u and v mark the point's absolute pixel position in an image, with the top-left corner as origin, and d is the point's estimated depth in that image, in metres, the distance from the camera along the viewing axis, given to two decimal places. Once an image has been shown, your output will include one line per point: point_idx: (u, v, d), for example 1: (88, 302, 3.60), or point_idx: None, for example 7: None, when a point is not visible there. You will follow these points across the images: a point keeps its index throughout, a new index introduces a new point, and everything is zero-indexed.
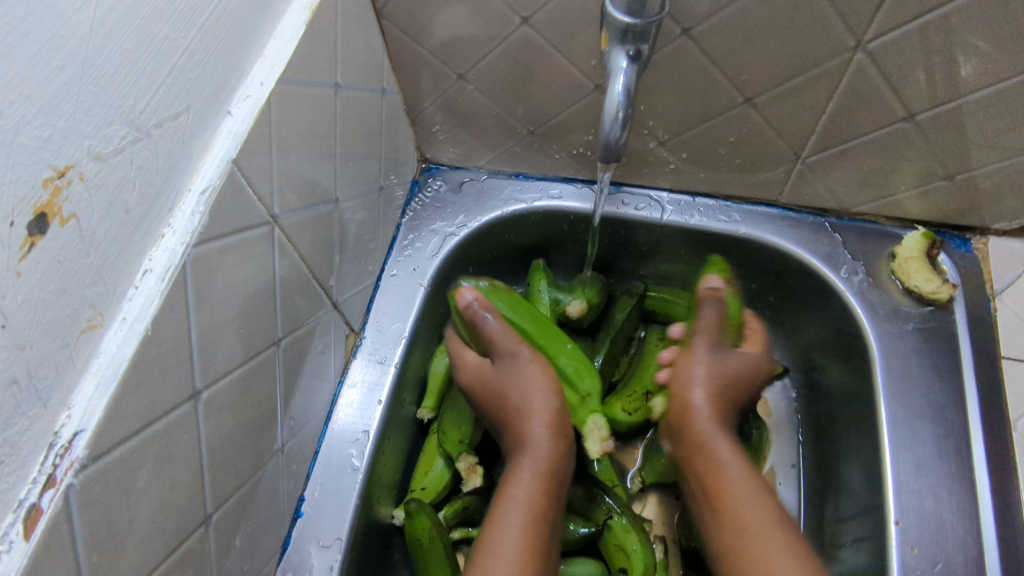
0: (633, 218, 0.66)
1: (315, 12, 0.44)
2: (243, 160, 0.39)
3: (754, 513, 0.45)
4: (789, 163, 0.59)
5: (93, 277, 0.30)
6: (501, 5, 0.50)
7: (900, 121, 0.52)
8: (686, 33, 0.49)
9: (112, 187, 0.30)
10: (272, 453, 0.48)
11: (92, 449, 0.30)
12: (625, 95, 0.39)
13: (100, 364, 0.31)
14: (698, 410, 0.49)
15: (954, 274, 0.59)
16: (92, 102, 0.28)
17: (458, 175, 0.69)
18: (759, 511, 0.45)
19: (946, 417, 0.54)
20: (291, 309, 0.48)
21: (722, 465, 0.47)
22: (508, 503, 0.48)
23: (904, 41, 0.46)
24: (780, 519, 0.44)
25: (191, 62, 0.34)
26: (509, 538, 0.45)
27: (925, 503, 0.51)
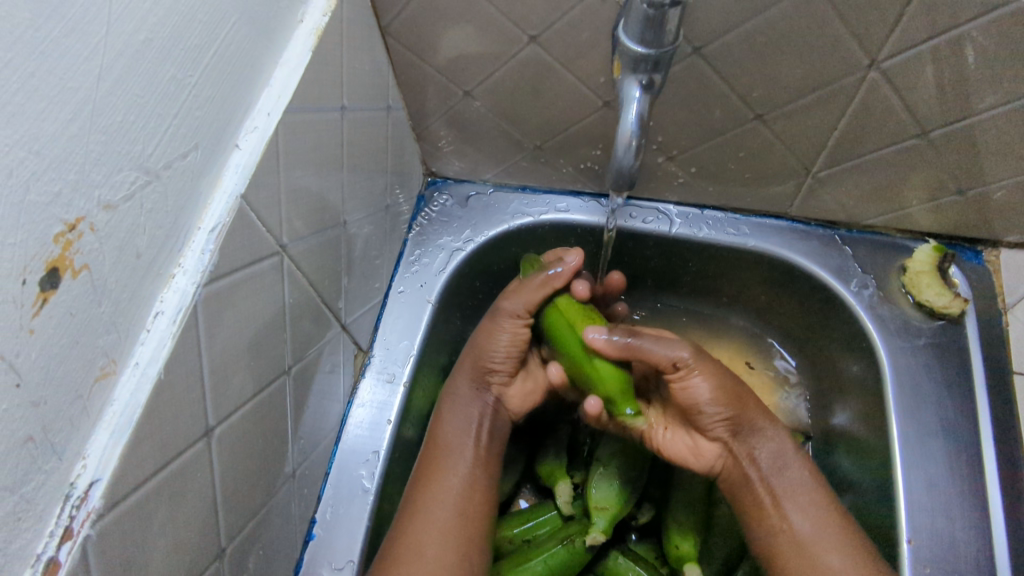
0: (642, 232, 0.65)
1: (321, 36, 0.44)
2: (252, 194, 0.38)
3: (815, 532, 0.48)
4: (799, 178, 0.59)
5: (105, 325, 0.30)
6: (508, 24, 0.49)
7: (912, 138, 0.51)
8: (697, 51, 0.48)
9: (122, 234, 0.30)
10: (284, 477, 0.48)
11: (108, 498, 0.30)
12: (638, 122, 0.39)
13: (114, 412, 0.31)
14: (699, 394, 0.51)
15: (966, 287, 0.59)
16: (102, 151, 0.28)
17: (463, 189, 0.69)
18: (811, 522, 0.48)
19: (958, 433, 0.54)
20: (300, 335, 0.48)
21: (794, 480, 0.50)
22: (448, 457, 0.54)
23: (918, 61, 0.45)
24: (845, 540, 0.47)
25: (198, 100, 0.34)
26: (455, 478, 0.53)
27: (937, 521, 0.51)
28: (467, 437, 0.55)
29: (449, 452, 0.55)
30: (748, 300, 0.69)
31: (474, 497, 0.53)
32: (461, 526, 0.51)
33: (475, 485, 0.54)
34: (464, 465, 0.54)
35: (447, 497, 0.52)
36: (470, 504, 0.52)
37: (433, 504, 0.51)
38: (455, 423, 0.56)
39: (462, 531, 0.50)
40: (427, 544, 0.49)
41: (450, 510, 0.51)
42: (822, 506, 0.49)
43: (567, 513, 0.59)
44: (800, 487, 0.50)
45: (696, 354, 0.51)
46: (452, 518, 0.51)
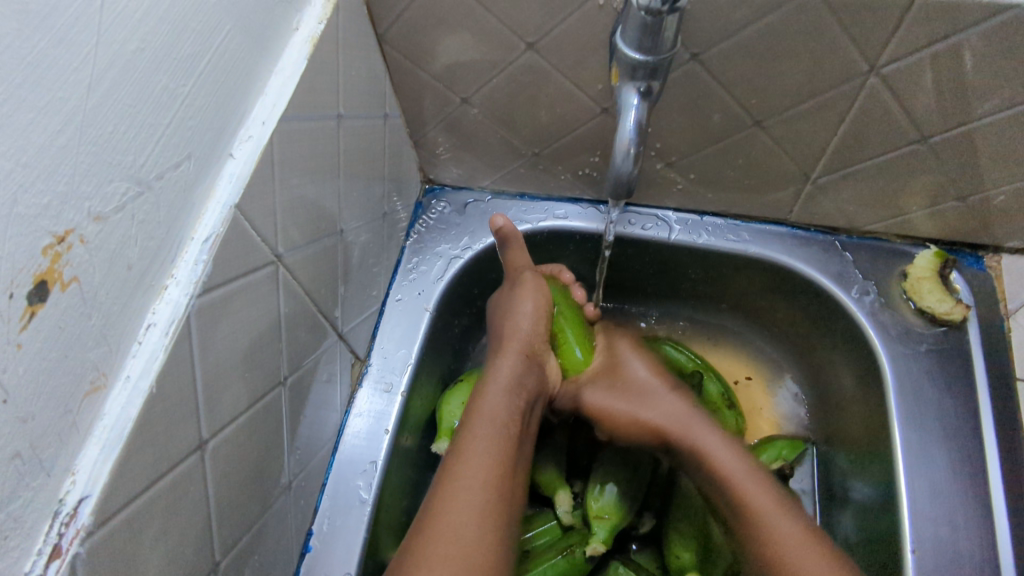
0: (641, 238, 0.65)
1: (317, 44, 0.43)
2: (246, 204, 0.38)
3: (764, 500, 0.51)
4: (799, 184, 0.58)
5: (96, 338, 0.29)
6: (505, 31, 0.49)
7: (913, 144, 0.51)
8: (695, 58, 0.48)
9: (113, 246, 0.29)
10: (280, 489, 0.48)
11: (98, 514, 0.29)
12: (637, 129, 0.38)
13: (104, 427, 0.30)
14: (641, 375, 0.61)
15: (967, 293, 0.58)
16: (92, 162, 0.27)
17: (461, 196, 0.68)
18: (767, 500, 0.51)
19: (961, 440, 0.53)
20: (297, 345, 0.47)
21: (726, 459, 0.54)
22: (480, 420, 0.52)
23: (917, 67, 0.45)
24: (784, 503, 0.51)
25: (192, 109, 0.33)
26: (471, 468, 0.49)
27: (941, 531, 0.50)
28: (508, 395, 0.54)
29: (475, 429, 0.52)
30: (748, 307, 0.69)
31: (511, 421, 0.53)
32: (497, 482, 0.49)
33: (502, 428, 0.52)
34: (493, 433, 0.52)
35: (477, 456, 0.50)
36: (506, 432, 0.52)
37: (476, 442, 0.51)
38: (494, 398, 0.54)
39: (499, 467, 0.50)
40: (465, 487, 0.48)
41: (484, 448, 0.50)
42: (756, 478, 0.53)
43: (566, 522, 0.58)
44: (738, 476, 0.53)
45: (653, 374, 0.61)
46: (489, 477, 0.49)
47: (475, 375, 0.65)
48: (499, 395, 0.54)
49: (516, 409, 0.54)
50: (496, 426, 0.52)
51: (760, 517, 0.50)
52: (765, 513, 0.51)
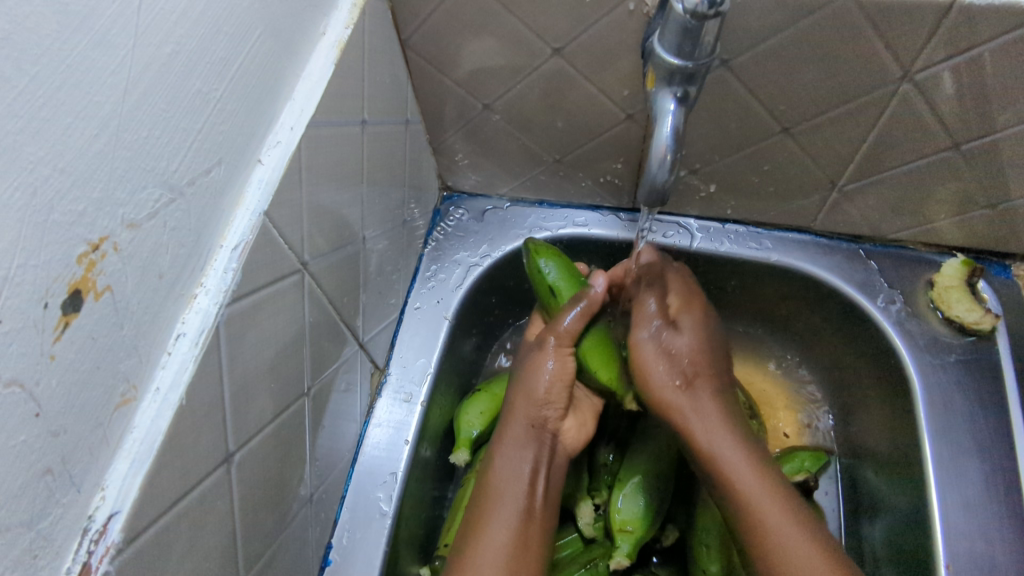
0: (662, 246, 0.65)
1: (343, 49, 0.43)
2: (274, 211, 0.37)
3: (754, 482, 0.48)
4: (824, 191, 0.57)
5: (127, 349, 0.28)
6: (531, 36, 0.48)
7: (944, 151, 0.50)
8: (724, 64, 0.47)
9: (145, 254, 0.29)
10: (302, 501, 0.47)
11: (127, 532, 0.28)
12: (673, 136, 0.37)
13: (134, 441, 0.29)
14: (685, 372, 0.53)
15: (995, 303, 0.58)
16: (127, 167, 0.27)
17: (479, 203, 0.67)
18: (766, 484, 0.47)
19: (992, 452, 0.52)
20: (319, 356, 0.46)
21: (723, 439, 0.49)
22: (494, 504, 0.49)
23: (951, 74, 0.44)
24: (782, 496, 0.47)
25: (222, 114, 0.33)
26: (498, 535, 0.48)
27: (975, 545, 0.49)
28: (518, 524, 0.48)
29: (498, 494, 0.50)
30: (769, 315, 0.68)
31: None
32: None
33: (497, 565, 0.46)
34: (506, 518, 0.49)
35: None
36: (513, 558, 0.47)
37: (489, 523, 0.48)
38: (490, 533, 0.48)
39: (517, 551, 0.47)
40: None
41: None
42: (778, 503, 0.47)
43: (588, 534, 0.59)
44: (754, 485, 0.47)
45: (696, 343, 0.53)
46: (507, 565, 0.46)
47: (493, 383, 0.64)
48: (501, 522, 0.48)
49: (540, 535, 0.49)
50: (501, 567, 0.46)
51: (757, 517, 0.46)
52: (757, 517, 0.46)
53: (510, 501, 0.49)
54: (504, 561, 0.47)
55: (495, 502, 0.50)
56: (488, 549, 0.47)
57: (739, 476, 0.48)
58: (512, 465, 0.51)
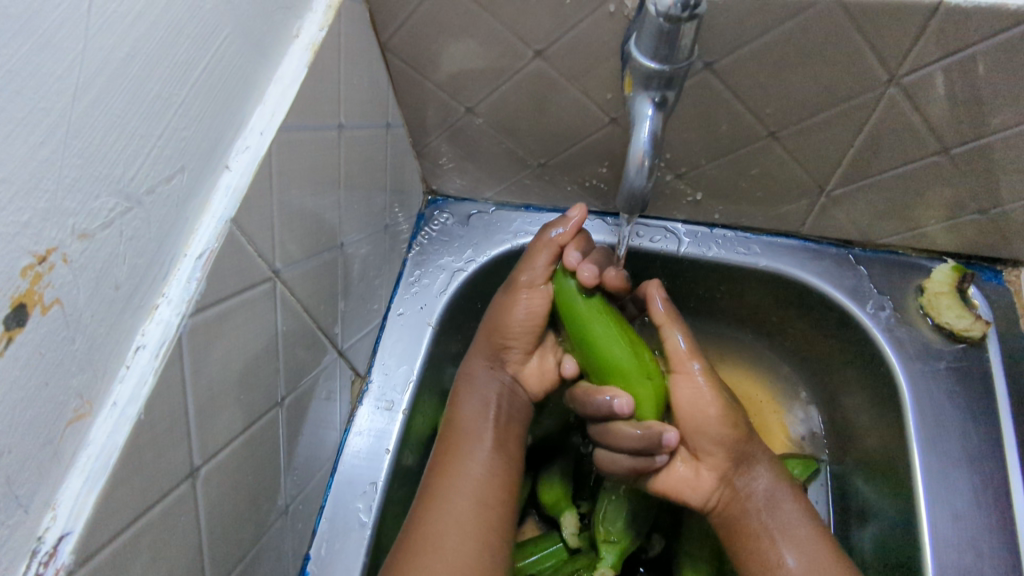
0: (649, 251, 0.64)
1: (317, 52, 0.42)
2: (242, 219, 0.36)
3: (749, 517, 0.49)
4: (812, 196, 0.57)
5: (79, 364, 0.27)
6: (512, 38, 0.47)
7: (932, 155, 0.49)
8: (709, 67, 0.46)
9: (99, 265, 0.28)
10: (277, 513, 0.46)
11: (80, 552, 0.27)
12: (651, 141, 0.37)
13: (88, 458, 0.28)
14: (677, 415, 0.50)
15: (987, 309, 0.57)
16: (77, 176, 0.26)
17: (465, 207, 0.66)
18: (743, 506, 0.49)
19: (982, 462, 0.51)
20: (294, 364, 0.45)
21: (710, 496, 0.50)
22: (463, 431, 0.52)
23: (939, 77, 0.43)
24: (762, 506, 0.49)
25: (184, 120, 0.32)
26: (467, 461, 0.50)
27: (965, 557, 0.48)
28: (486, 451, 0.51)
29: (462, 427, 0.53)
30: (758, 321, 0.67)
31: (494, 505, 0.49)
32: (484, 516, 0.48)
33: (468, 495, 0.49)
34: (477, 442, 0.52)
35: (449, 534, 0.46)
36: (479, 485, 0.49)
37: (458, 452, 0.51)
38: (457, 463, 0.50)
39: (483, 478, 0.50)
40: (440, 517, 0.47)
41: (466, 498, 0.48)
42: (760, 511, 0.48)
43: (574, 544, 0.57)
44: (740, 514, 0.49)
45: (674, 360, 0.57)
46: (473, 487, 0.49)
47: None
48: (473, 451, 0.51)
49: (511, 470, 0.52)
50: (465, 488, 0.49)
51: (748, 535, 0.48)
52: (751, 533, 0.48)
53: (474, 438, 0.52)
54: (470, 483, 0.49)
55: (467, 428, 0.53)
56: (460, 477, 0.49)
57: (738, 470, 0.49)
58: (473, 411, 0.54)
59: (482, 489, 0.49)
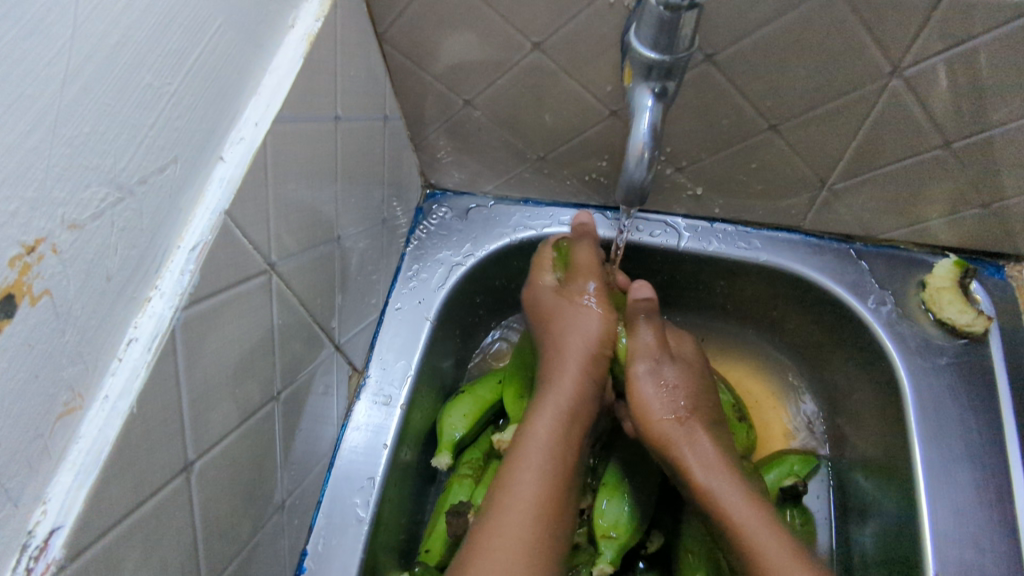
0: (649, 245, 0.63)
1: (313, 43, 0.41)
2: (237, 210, 0.36)
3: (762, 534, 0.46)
4: (813, 190, 0.56)
5: (70, 356, 0.27)
6: (510, 30, 0.47)
7: (935, 149, 0.49)
8: (709, 59, 0.46)
9: (90, 256, 0.27)
10: (273, 508, 0.45)
11: (71, 547, 0.27)
12: (650, 133, 0.36)
13: (79, 452, 0.28)
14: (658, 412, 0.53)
15: (988, 304, 0.56)
16: (66, 165, 0.25)
17: (463, 201, 0.66)
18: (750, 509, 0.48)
19: (984, 458, 0.51)
20: (291, 359, 0.45)
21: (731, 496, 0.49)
22: (529, 446, 0.50)
23: (941, 69, 0.43)
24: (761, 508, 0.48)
25: (177, 109, 0.31)
26: (524, 484, 0.48)
27: (966, 553, 0.48)
28: (546, 481, 0.48)
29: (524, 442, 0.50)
30: (759, 316, 0.67)
31: (542, 538, 0.46)
32: (535, 544, 0.45)
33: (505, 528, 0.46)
34: (539, 467, 0.49)
35: (506, 559, 0.44)
36: (542, 506, 0.47)
37: (518, 473, 0.48)
38: (522, 478, 0.48)
39: (541, 502, 0.47)
40: (502, 539, 0.45)
41: (523, 521, 0.46)
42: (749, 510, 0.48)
43: (573, 541, 0.57)
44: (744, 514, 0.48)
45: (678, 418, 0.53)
46: (530, 516, 0.46)
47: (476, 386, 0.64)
48: (533, 473, 0.48)
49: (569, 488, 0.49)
50: (523, 514, 0.46)
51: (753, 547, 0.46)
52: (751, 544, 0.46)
53: (540, 455, 0.49)
54: (520, 512, 0.46)
55: (526, 455, 0.49)
56: (511, 505, 0.47)
57: (755, 528, 0.47)
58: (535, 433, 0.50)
59: (534, 513, 0.47)
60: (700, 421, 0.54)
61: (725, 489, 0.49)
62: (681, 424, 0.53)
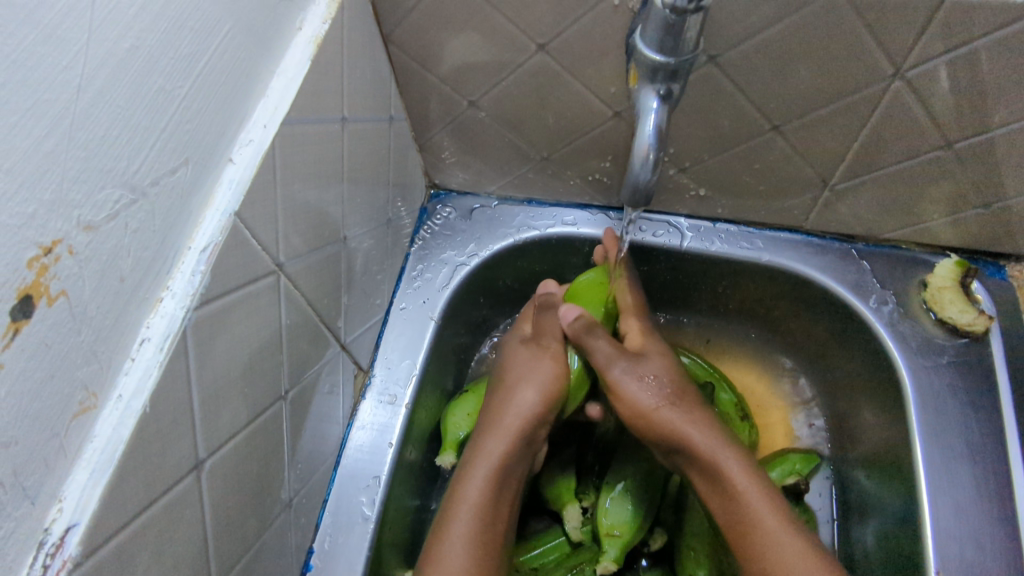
0: (652, 245, 0.64)
1: (320, 45, 0.42)
2: (246, 212, 0.36)
3: (761, 510, 0.47)
4: (815, 190, 0.56)
5: (85, 356, 0.27)
6: (515, 32, 0.47)
7: (937, 149, 0.49)
8: (713, 60, 0.46)
9: (105, 257, 0.28)
10: (280, 507, 0.46)
11: (86, 544, 0.27)
12: (656, 135, 0.36)
13: (94, 450, 0.28)
14: (644, 402, 0.53)
15: (988, 303, 0.57)
16: (82, 167, 0.26)
17: (467, 202, 0.66)
18: (763, 505, 0.48)
19: (985, 456, 0.51)
20: (298, 358, 0.45)
21: (731, 464, 0.49)
22: (456, 514, 0.49)
23: (942, 71, 0.43)
24: (781, 510, 0.48)
25: (189, 112, 0.32)
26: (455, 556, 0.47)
27: (967, 551, 0.48)
28: (477, 556, 0.48)
29: (455, 506, 0.50)
30: (761, 315, 0.67)
31: None
32: None
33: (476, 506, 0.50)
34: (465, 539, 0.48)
35: None
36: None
37: (448, 545, 0.48)
38: (451, 550, 0.47)
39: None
40: None
41: None
42: (757, 492, 0.48)
43: (576, 538, 0.58)
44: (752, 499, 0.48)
45: (676, 391, 0.54)
46: None
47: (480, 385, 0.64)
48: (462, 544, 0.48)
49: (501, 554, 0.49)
50: None
51: (749, 526, 0.47)
52: (745, 528, 0.47)
53: (463, 530, 0.48)
54: None
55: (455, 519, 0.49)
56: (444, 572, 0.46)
57: (761, 512, 0.47)
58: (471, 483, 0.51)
59: None
60: (685, 402, 0.54)
61: (716, 450, 0.50)
62: (678, 412, 0.53)
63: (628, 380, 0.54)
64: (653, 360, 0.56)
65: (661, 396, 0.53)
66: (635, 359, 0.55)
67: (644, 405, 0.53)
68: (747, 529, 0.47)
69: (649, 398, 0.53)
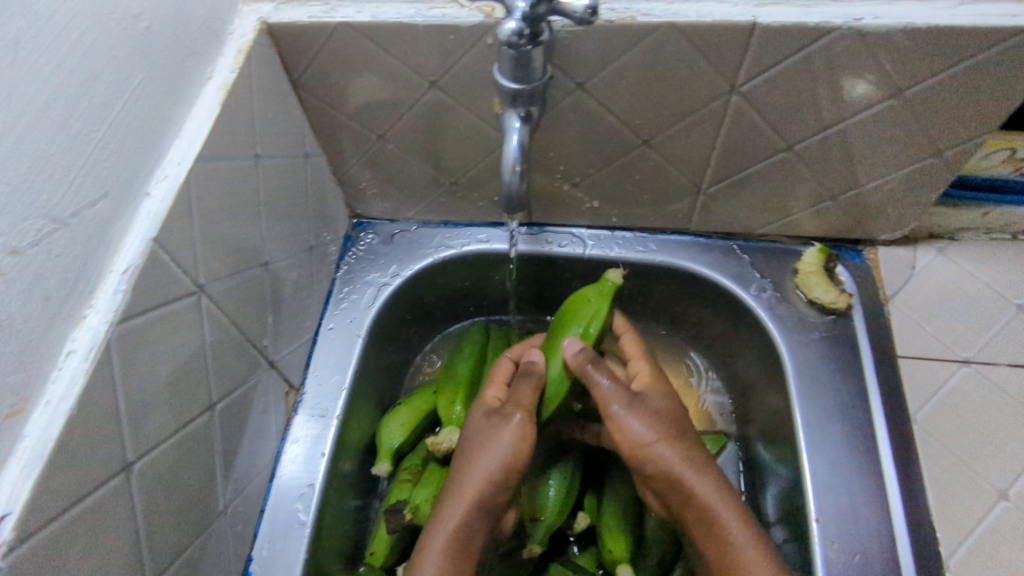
0: (559, 255, 0.70)
1: (230, 91, 0.47)
2: (165, 238, 0.41)
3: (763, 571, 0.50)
4: (692, 196, 0.64)
5: (14, 364, 0.31)
6: (409, 72, 0.53)
7: (782, 152, 0.57)
8: (581, 86, 0.53)
9: (31, 277, 0.32)
10: (215, 515, 0.49)
11: (19, 530, 0.31)
12: (519, 150, 0.42)
13: (25, 448, 0.32)
14: (642, 433, 0.54)
15: (850, 284, 0.65)
16: (6, 200, 0.30)
17: (388, 227, 0.72)
18: (752, 549, 0.51)
19: (854, 415, 0.58)
20: (224, 374, 0.49)
21: (728, 517, 0.52)
22: None
23: (768, 85, 0.51)
24: (770, 557, 0.51)
25: (106, 152, 0.36)
26: None
27: (841, 498, 0.55)
28: None
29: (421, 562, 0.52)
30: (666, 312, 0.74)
31: None
32: None
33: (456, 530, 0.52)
34: None
35: None
36: None
37: None
38: None
39: None
40: None
41: None
42: (738, 524, 0.52)
43: None
44: (745, 558, 0.51)
45: (666, 437, 0.54)
46: None
47: (417, 398, 0.70)
48: None
49: None
50: None
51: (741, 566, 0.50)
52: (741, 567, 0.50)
53: None
54: None
55: None
56: None
57: (740, 545, 0.51)
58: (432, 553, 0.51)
59: None
60: (672, 427, 0.55)
61: (716, 510, 0.52)
62: (674, 454, 0.54)
63: (630, 419, 0.54)
64: (651, 396, 0.57)
65: (654, 425, 0.54)
66: (635, 403, 0.55)
67: (634, 438, 0.54)
68: (740, 563, 0.51)
69: (640, 438, 0.54)
